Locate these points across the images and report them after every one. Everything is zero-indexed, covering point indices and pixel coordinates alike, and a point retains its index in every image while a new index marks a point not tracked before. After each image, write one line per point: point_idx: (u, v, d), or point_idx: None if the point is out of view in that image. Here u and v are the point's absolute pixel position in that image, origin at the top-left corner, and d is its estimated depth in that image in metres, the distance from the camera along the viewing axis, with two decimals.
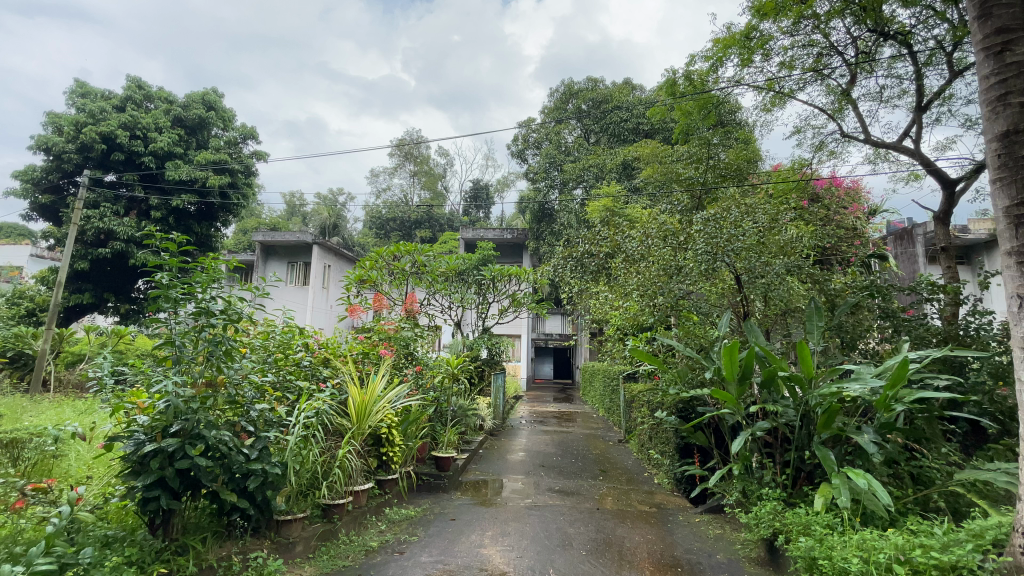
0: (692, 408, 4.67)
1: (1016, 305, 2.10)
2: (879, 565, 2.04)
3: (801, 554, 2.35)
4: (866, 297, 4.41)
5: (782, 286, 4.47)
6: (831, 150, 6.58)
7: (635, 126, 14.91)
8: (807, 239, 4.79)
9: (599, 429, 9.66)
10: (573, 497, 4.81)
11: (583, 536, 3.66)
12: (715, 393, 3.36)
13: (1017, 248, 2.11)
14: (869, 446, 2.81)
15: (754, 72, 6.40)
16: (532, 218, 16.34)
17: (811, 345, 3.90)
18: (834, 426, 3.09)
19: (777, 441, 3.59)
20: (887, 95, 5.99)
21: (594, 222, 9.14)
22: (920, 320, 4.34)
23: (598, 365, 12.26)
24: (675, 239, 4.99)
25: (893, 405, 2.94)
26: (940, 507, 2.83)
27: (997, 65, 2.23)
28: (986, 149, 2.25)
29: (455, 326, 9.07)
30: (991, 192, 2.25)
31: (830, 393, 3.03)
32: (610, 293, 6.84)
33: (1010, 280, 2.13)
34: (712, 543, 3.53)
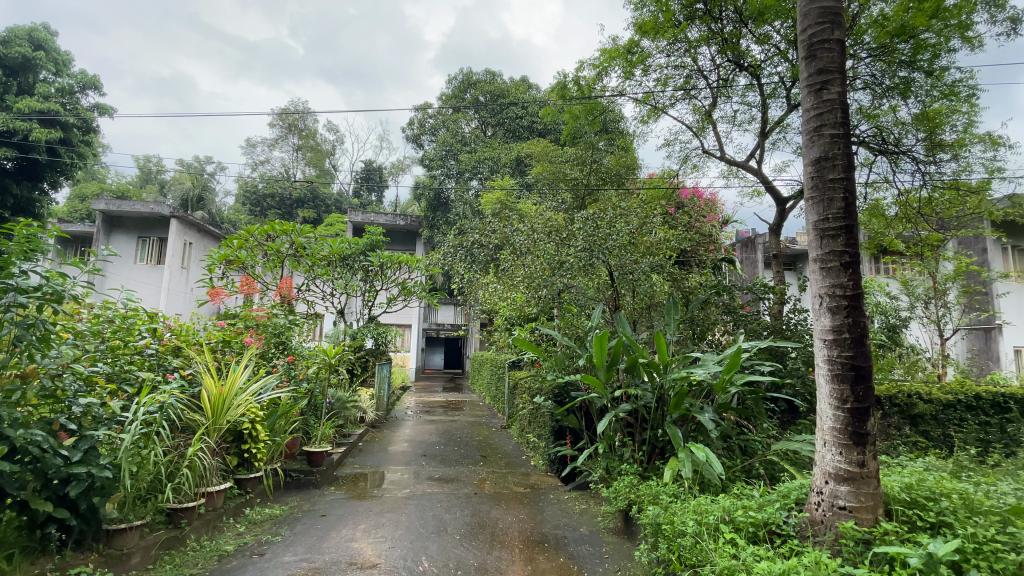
0: (567, 393, 4.97)
1: (818, 303, 2.43)
2: (709, 525, 2.34)
3: (649, 520, 2.62)
4: (714, 294, 5.01)
5: (647, 282, 4.92)
6: (695, 164, 7.34)
7: (529, 124, 15.37)
8: (670, 242, 5.32)
9: (483, 416, 9.88)
10: (452, 484, 4.86)
11: (458, 522, 3.71)
12: (587, 379, 3.61)
13: (821, 256, 2.45)
14: (709, 424, 3.21)
15: (635, 85, 6.93)
16: (426, 206, 16.04)
17: (669, 336, 4.36)
18: (682, 407, 3.50)
19: (637, 421, 3.96)
20: (740, 119, 6.85)
21: (487, 214, 9.26)
22: (754, 316, 5.11)
23: (486, 355, 12.50)
24: (557, 235, 5.25)
25: (729, 388, 3.39)
26: (759, 473, 3.36)
27: (817, 101, 2.53)
28: (803, 170, 2.58)
29: (338, 313, 8.61)
30: (805, 208, 2.60)
31: (681, 378, 3.43)
32: (497, 285, 6.99)
33: (814, 281, 2.46)
34: (577, 518, 3.80)
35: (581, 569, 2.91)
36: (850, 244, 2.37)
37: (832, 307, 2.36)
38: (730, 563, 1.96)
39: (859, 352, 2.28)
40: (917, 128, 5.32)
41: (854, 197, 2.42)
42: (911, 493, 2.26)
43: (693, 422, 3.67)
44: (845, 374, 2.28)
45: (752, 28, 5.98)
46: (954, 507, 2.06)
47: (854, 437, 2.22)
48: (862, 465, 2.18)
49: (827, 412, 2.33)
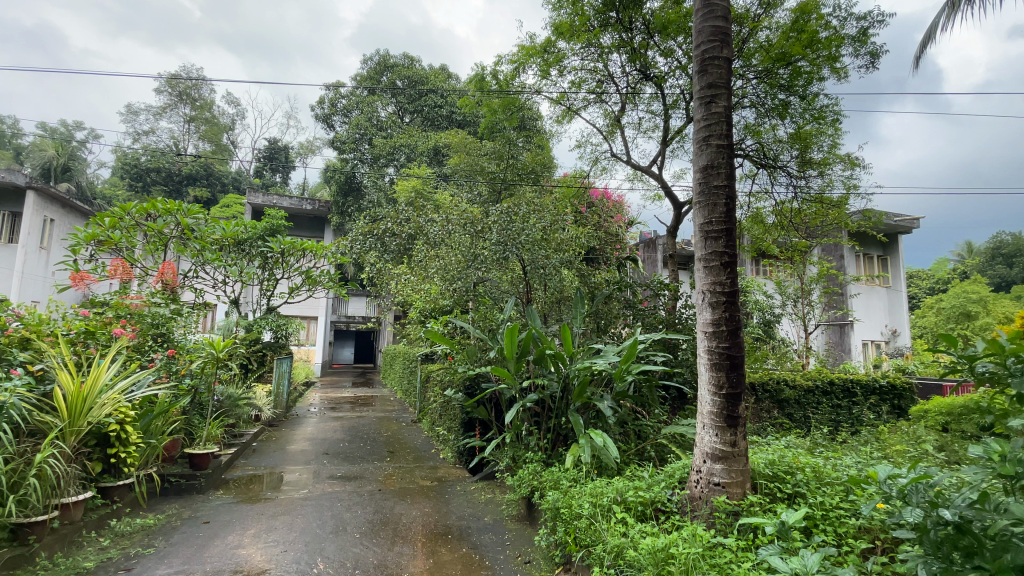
0: (477, 385, 5.00)
1: (702, 298, 2.65)
2: (603, 506, 2.47)
3: (549, 505, 2.72)
4: (617, 290, 5.30)
5: (557, 277, 5.08)
6: (604, 167, 7.69)
7: (448, 114, 15.16)
8: (579, 239, 5.52)
9: (392, 411, 9.63)
10: (355, 481, 4.69)
11: (358, 520, 3.59)
12: (496, 370, 3.66)
13: (705, 255, 2.68)
14: (607, 411, 3.41)
15: (550, 84, 7.09)
16: (336, 191, 15.20)
17: (575, 329, 4.55)
18: (585, 395, 3.69)
19: (543, 410, 4.08)
20: (644, 126, 7.27)
21: (401, 202, 9.00)
22: (652, 310, 5.48)
23: (398, 349, 12.19)
24: (471, 228, 5.25)
25: (626, 376, 3.62)
26: (650, 455, 3.63)
27: (706, 113, 2.74)
28: (693, 175, 2.78)
29: (231, 303, 7.91)
30: (693, 211, 2.82)
31: (584, 368, 3.61)
32: (410, 276, 6.83)
33: (700, 278, 2.68)
34: (482, 507, 3.85)
35: (483, 558, 2.95)
36: (729, 246, 2.63)
37: (712, 303, 2.59)
38: (620, 541, 2.07)
39: (733, 343, 2.53)
40: (792, 146, 5.99)
41: (734, 204, 2.67)
42: (773, 467, 2.56)
43: (593, 410, 3.86)
44: (722, 363, 2.52)
45: (659, 41, 6.34)
46: (807, 479, 2.37)
47: (727, 419, 2.47)
48: (734, 445, 2.43)
49: (706, 397, 2.56)
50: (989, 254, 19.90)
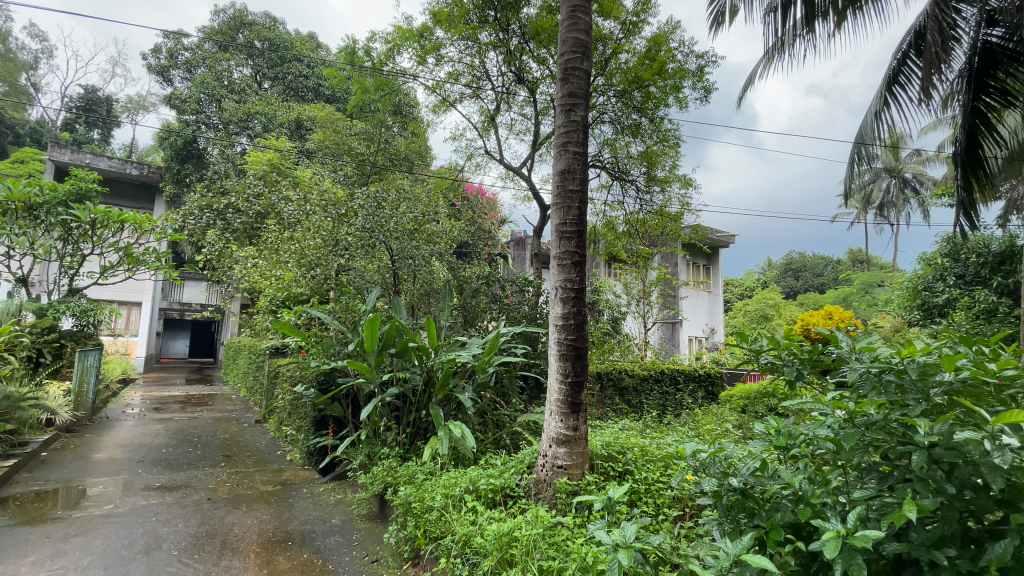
0: (332, 380, 4.70)
1: (555, 294, 2.80)
2: (455, 497, 2.49)
3: (401, 500, 2.67)
4: (484, 284, 5.34)
5: (426, 268, 4.95)
6: (478, 163, 7.61)
7: (315, 86, 13.99)
8: (449, 232, 5.49)
9: (233, 411, 8.61)
10: (178, 491, 4.09)
11: (178, 534, 3.13)
12: (354, 364, 3.49)
13: (559, 254, 2.84)
14: (467, 402, 3.45)
15: (426, 71, 6.92)
16: (172, 156, 13.09)
17: (442, 321, 4.52)
18: (447, 387, 3.69)
19: (403, 404, 3.98)
20: (517, 128, 7.46)
21: (252, 176, 8.05)
22: (517, 305, 5.63)
23: (243, 342, 10.93)
24: (335, 211, 5.04)
25: (488, 367, 3.71)
26: (505, 443, 3.75)
27: (566, 120, 2.90)
28: (552, 178, 2.93)
29: (15, 282, 6.35)
30: (551, 212, 2.96)
31: (448, 360, 3.62)
32: (259, 259, 6.14)
33: (554, 274, 2.83)
34: (330, 509, 3.63)
35: (326, 562, 2.79)
36: (580, 247, 2.82)
37: (563, 297, 2.76)
38: (468, 530, 2.10)
39: (579, 336, 2.73)
40: (641, 163, 6.64)
41: (585, 208, 2.87)
42: (608, 448, 2.83)
43: (454, 402, 3.88)
44: (569, 354, 2.70)
45: (534, 48, 6.52)
46: (635, 458, 2.67)
47: (572, 406, 2.65)
48: (575, 429, 2.62)
49: (554, 386, 2.72)
50: (782, 268, 24.50)
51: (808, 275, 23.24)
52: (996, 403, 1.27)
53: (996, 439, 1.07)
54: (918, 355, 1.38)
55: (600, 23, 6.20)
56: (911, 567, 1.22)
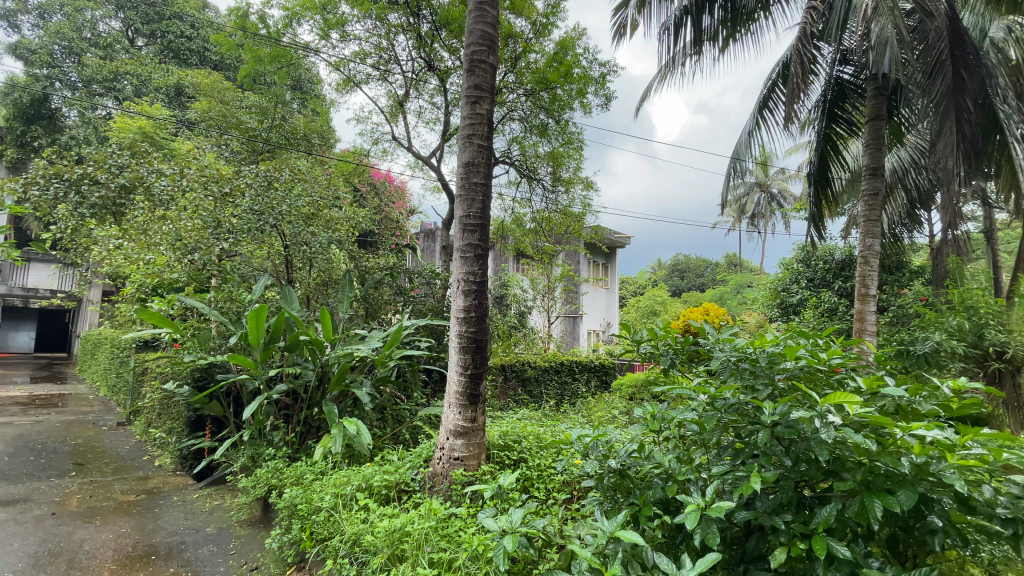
0: (212, 376, 4.26)
1: (458, 286, 2.78)
2: (346, 496, 2.39)
3: (285, 503, 2.50)
4: (388, 275, 5.14)
5: (323, 256, 4.67)
6: (385, 149, 7.26)
7: (200, 50, 12.54)
8: (351, 219, 5.22)
9: (90, 412, 7.50)
10: (12, 507, 3.47)
11: (8, 557, 2.66)
12: (235, 358, 3.19)
13: (462, 246, 2.83)
14: (364, 398, 3.31)
15: (328, 47, 6.50)
16: (9, 114, 10.98)
17: (340, 313, 4.28)
18: (342, 383, 3.52)
19: (294, 402, 3.73)
20: (426, 116, 7.29)
21: (117, 143, 7.01)
22: (422, 297, 5.46)
23: (104, 334, 9.54)
24: (218, 188, 4.66)
25: (388, 362, 3.59)
26: (404, 438, 3.66)
27: (471, 112, 2.88)
28: (455, 169, 2.90)
29: None
30: (455, 203, 2.93)
31: (343, 354, 3.45)
32: (123, 238, 5.37)
33: (457, 266, 2.81)
34: (205, 517, 3.30)
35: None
36: (483, 239, 2.83)
37: (465, 290, 2.76)
38: (357, 529, 2.03)
39: (479, 328, 2.74)
40: (547, 163, 6.79)
41: (489, 202, 2.89)
42: (504, 438, 2.89)
43: (350, 397, 3.71)
44: (469, 346, 2.70)
45: (445, 37, 6.38)
46: (530, 446, 2.75)
47: (470, 397, 2.66)
48: (473, 421, 2.63)
49: (454, 378, 2.71)
50: (670, 268, 26.69)
51: (692, 275, 25.56)
52: (826, 386, 1.47)
53: (824, 418, 1.24)
54: (768, 345, 1.57)
55: (512, 19, 6.26)
56: (757, 530, 1.39)
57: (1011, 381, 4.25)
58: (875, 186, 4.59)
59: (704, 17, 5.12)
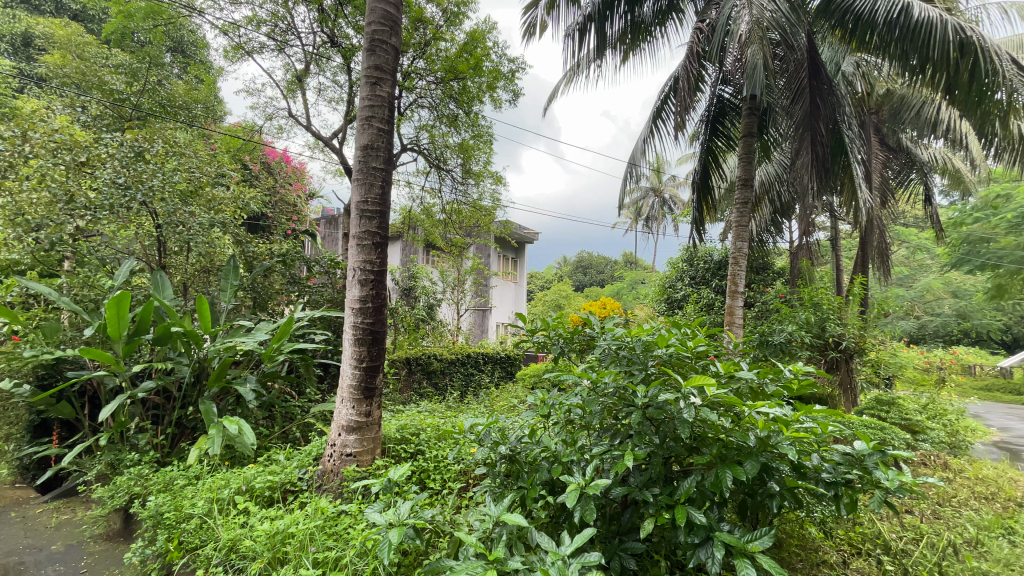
0: (60, 373, 3.68)
1: (354, 275, 2.67)
2: (222, 501, 2.19)
3: (148, 512, 2.23)
4: (280, 262, 4.76)
5: (203, 240, 4.21)
6: (281, 127, 6.72)
7: None
8: (238, 200, 4.77)
9: None
10: None
11: None
12: (88, 352, 2.77)
13: (358, 233, 2.71)
14: (248, 395, 3.06)
15: (216, 8, 5.85)
16: None
17: (222, 303, 3.90)
18: (223, 379, 3.22)
19: (165, 401, 3.34)
20: (328, 95, 6.86)
21: None
22: (319, 287, 5.14)
23: None
24: (71, 156, 4.00)
25: (276, 356, 3.35)
26: (294, 436, 3.44)
27: (370, 93, 2.76)
28: (352, 152, 2.77)
29: None
30: (352, 189, 2.80)
31: (224, 347, 3.15)
32: None
33: (353, 255, 2.69)
34: (49, 534, 2.85)
35: None
36: (381, 227, 2.74)
37: (361, 280, 2.65)
38: (234, 534, 1.87)
39: (376, 319, 2.66)
40: (457, 154, 6.73)
41: (388, 188, 2.80)
42: (402, 432, 2.85)
43: (232, 395, 3.41)
44: (364, 338, 2.61)
45: (351, 14, 6.05)
46: (428, 437, 2.74)
47: (364, 391, 2.58)
48: (368, 415, 2.56)
49: (347, 371, 2.60)
50: (575, 264, 27.85)
51: (594, 272, 26.91)
52: (692, 370, 1.65)
53: (687, 399, 1.36)
54: (644, 335, 1.72)
55: (422, 5, 6.11)
56: (631, 504, 1.52)
57: (846, 366, 5.03)
58: (746, 196, 5.14)
59: (606, 25, 5.37)
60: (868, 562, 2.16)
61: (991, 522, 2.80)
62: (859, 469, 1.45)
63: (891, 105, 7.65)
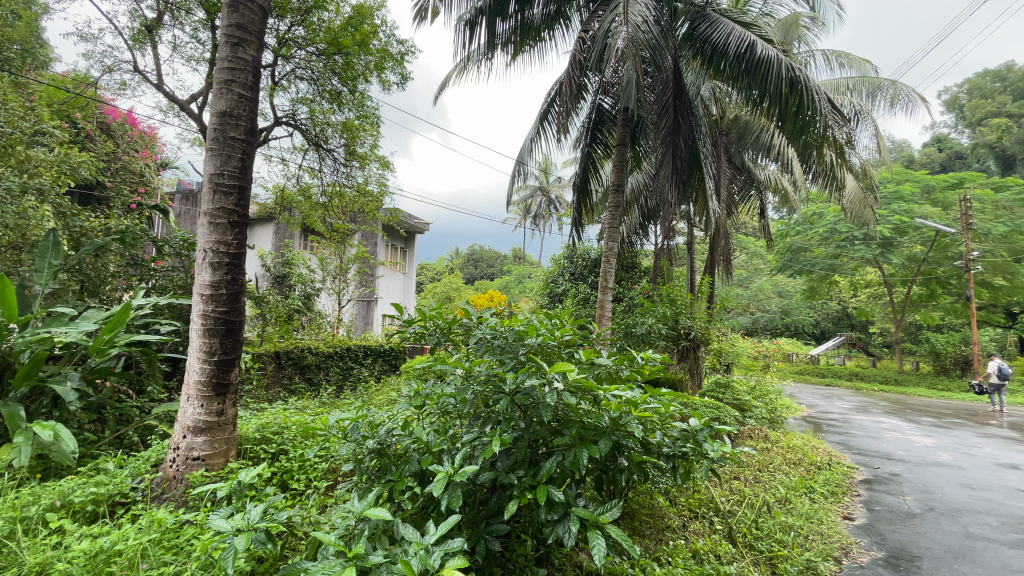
0: None
1: (205, 258, 2.39)
2: (27, 521, 1.82)
3: None
4: (116, 241, 4.07)
5: (11, 210, 3.45)
6: (124, 83, 5.74)
7: None
8: (62, 165, 3.98)
9: None
10: None
11: None
12: None
13: (211, 210, 2.42)
14: (69, 395, 2.59)
15: None
16: None
17: (35, 287, 3.23)
18: (35, 377, 2.67)
19: None
20: (187, 52, 6.01)
21: None
22: (167, 272, 4.48)
23: None
24: None
25: (109, 349, 2.86)
26: (130, 441, 2.98)
27: (230, 54, 2.48)
28: (206, 119, 2.46)
29: None
30: (204, 160, 2.50)
31: (36, 339, 2.61)
32: None
33: (203, 235, 2.41)
34: None
35: None
36: (240, 205, 2.48)
37: (214, 264, 2.38)
38: (42, 558, 1.57)
39: (232, 308, 2.41)
40: (340, 134, 6.30)
41: (250, 162, 2.54)
42: (262, 432, 2.64)
43: (47, 396, 2.84)
44: (217, 329, 2.35)
45: None
46: (293, 436, 2.57)
47: (216, 388, 2.33)
48: (220, 414, 2.32)
49: (194, 366, 2.33)
50: (466, 257, 27.91)
51: (484, 265, 27.24)
52: (558, 358, 1.75)
53: (551, 384, 1.44)
54: (517, 325, 1.79)
55: None
56: (498, 489, 1.57)
57: (693, 354, 5.70)
58: (618, 201, 5.57)
59: (497, 22, 5.41)
60: (703, 523, 2.50)
61: (796, 483, 3.40)
62: (692, 443, 1.68)
63: (738, 129, 8.82)
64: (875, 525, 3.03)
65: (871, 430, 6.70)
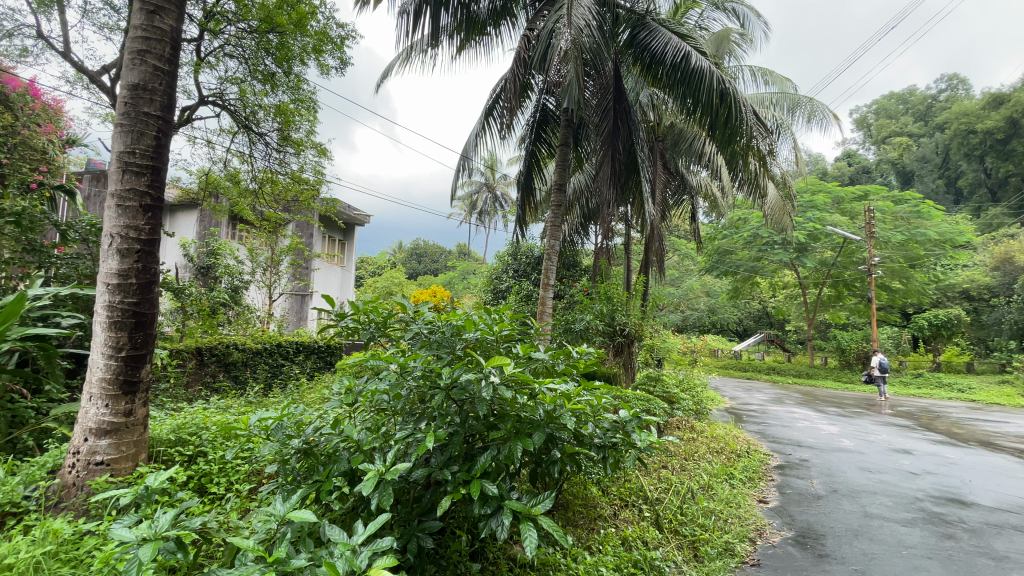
0: None
1: (111, 244, 2.18)
2: None
3: None
4: (10, 224, 3.62)
5: None
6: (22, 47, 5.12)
7: None
8: None
9: None
10: None
11: None
12: None
13: (119, 192, 2.22)
14: None
15: None
16: None
17: None
18: None
19: None
20: (98, 18, 5.45)
21: None
22: (73, 259, 4.05)
23: None
24: None
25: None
26: (24, 446, 2.67)
27: (145, 22, 2.27)
28: (116, 92, 2.25)
29: None
30: (112, 136, 2.28)
31: None
32: None
33: (109, 219, 2.20)
34: None
35: None
36: (154, 187, 2.29)
37: (122, 251, 2.18)
38: None
39: (143, 299, 2.22)
40: (273, 117, 5.96)
41: (166, 141, 2.35)
42: (178, 432, 2.47)
43: None
44: (125, 321, 2.16)
45: None
46: (212, 437, 2.42)
47: (123, 386, 2.14)
48: (128, 415, 2.14)
49: (98, 362, 2.13)
50: (409, 251, 27.39)
51: (427, 260, 26.87)
52: (495, 352, 1.76)
53: (487, 377, 1.44)
54: (454, 319, 1.79)
55: None
56: (432, 484, 1.56)
57: (628, 349, 5.92)
58: (560, 201, 5.66)
59: (442, 14, 5.31)
60: (633, 511, 2.61)
61: (718, 471, 3.63)
62: (621, 434, 1.75)
63: (673, 136, 9.22)
64: (787, 507, 3.29)
65: (785, 420, 7.27)
